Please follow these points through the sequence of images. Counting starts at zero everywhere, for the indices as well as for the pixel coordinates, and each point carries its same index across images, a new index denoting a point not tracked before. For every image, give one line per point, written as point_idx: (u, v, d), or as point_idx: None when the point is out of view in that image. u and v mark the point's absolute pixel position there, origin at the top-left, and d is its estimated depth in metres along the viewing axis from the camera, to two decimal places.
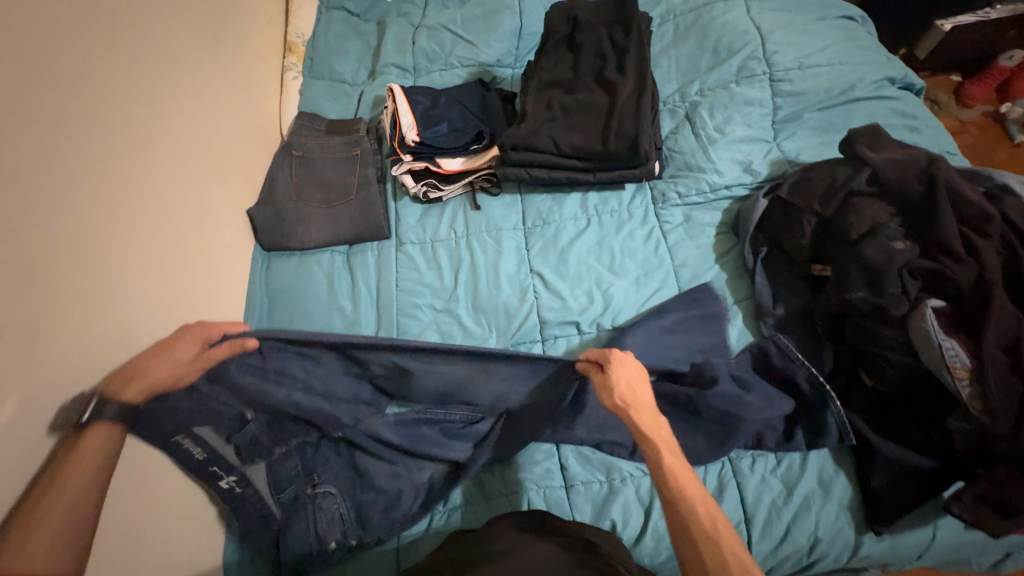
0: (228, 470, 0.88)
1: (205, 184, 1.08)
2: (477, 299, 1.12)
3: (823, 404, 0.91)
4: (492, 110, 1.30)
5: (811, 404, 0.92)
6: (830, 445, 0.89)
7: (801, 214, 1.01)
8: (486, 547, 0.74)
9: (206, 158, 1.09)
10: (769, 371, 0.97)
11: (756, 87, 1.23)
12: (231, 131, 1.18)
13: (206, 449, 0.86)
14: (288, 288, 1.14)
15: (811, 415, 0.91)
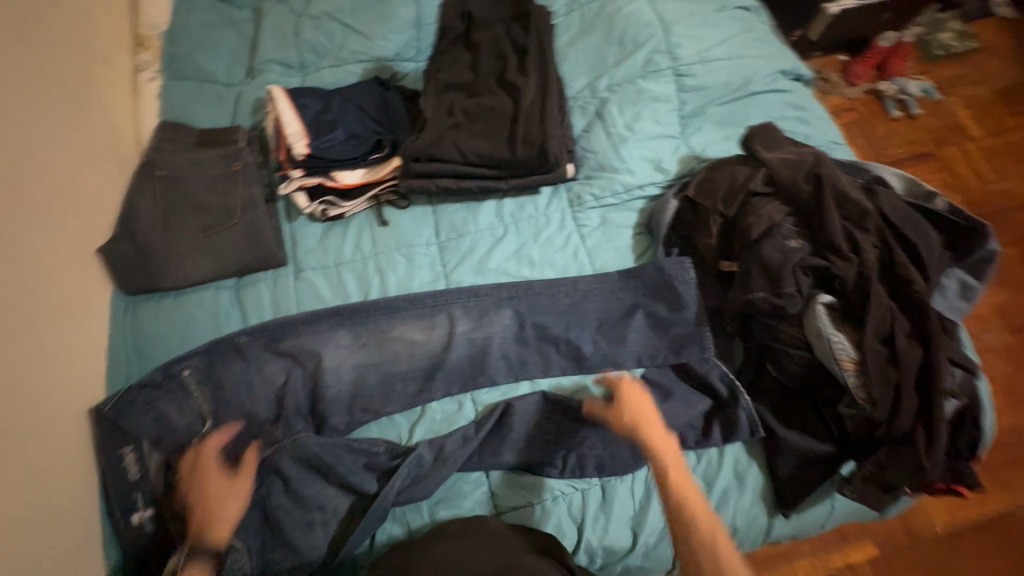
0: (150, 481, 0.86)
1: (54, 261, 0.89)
2: (386, 326, 1.03)
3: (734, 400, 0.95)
4: (393, 114, 1.19)
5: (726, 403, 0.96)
6: (743, 439, 0.93)
7: (706, 214, 1.03)
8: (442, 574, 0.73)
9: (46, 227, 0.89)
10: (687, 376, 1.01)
11: (662, 83, 1.21)
12: (56, 155, 0.94)
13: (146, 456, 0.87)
14: (164, 336, 0.98)
15: (724, 413, 0.95)
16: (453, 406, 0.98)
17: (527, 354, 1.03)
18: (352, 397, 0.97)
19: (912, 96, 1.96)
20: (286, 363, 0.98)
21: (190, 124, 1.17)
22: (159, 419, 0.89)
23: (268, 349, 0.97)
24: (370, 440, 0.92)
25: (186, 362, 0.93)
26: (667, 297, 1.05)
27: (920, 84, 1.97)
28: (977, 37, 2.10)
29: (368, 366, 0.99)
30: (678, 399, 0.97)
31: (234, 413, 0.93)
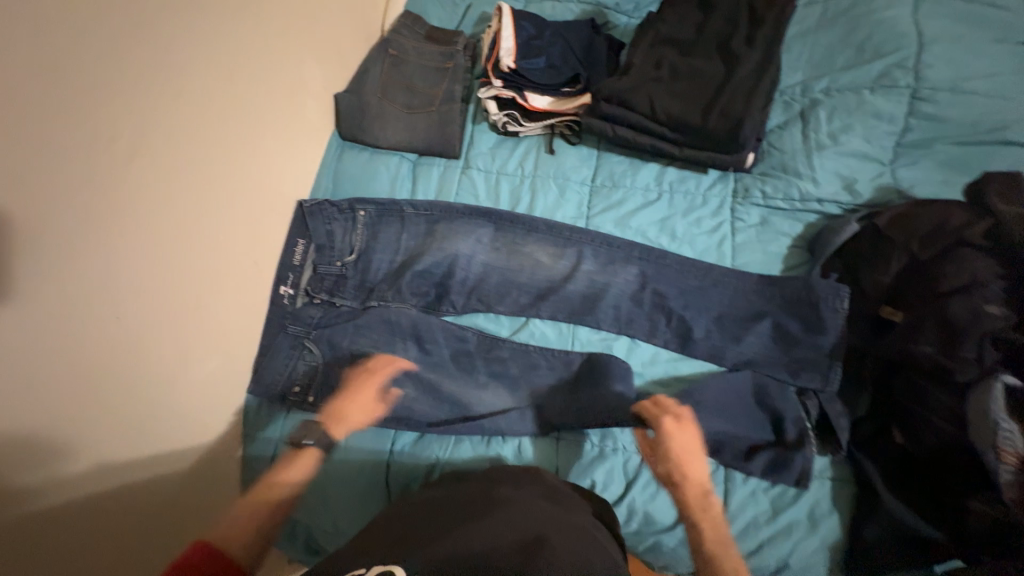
0: (298, 269, 1.04)
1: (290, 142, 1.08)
2: (518, 241, 1.11)
3: (801, 444, 0.89)
4: (595, 56, 1.23)
5: (787, 448, 0.89)
6: (788, 482, 0.87)
7: (892, 250, 0.93)
8: (495, 490, 0.79)
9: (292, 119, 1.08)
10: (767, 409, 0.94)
11: (893, 101, 1.09)
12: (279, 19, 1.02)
13: (306, 251, 1.05)
14: (351, 181, 1.16)
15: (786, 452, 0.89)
16: (553, 330, 1.04)
17: (637, 315, 1.04)
18: (473, 286, 1.07)
19: None
20: (428, 239, 1.08)
21: (426, 19, 1.34)
22: (329, 234, 1.06)
23: (425, 224, 1.10)
24: (475, 332, 1.03)
25: (365, 206, 1.09)
26: (802, 317, 0.98)
27: None
28: None
29: (495, 266, 1.09)
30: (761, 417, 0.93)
31: (377, 259, 1.06)
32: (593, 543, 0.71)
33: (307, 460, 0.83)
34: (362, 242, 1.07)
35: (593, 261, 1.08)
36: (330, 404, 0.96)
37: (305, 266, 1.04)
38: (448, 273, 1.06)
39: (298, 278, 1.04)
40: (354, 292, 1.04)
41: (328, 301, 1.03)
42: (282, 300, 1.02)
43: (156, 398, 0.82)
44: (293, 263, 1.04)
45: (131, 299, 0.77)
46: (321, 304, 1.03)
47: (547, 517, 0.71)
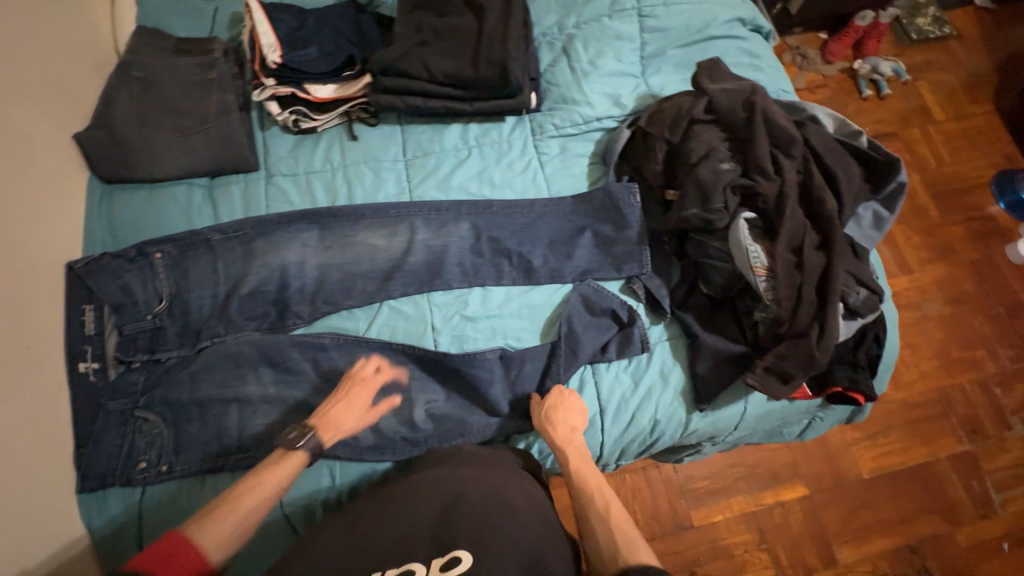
0: (100, 339, 0.91)
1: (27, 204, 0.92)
2: (347, 235, 1.08)
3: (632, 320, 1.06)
4: (367, 35, 1.23)
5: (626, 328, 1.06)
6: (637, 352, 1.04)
7: (655, 142, 1.11)
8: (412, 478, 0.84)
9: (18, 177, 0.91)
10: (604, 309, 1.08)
11: (626, 23, 1.27)
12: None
13: (101, 317, 0.92)
14: (138, 227, 1.03)
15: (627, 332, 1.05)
16: (408, 305, 1.06)
17: (482, 264, 1.11)
18: (315, 291, 1.03)
19: (884, 76, 2.00)
20: (248, 261, 1.01)
21: (167, 31, 1.20)
22: (124, 289, 0.94)
23: (240, 246, 1.02)
24: (331, 335, 0.99)
25: (160, 247, 0.98)
26: (611, 220, 1.13)
27: (892, 64, 2.01)
28: (951, 24, 2.14)
29: (332, 265, 1.05)
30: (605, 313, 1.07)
31: (194, 299, 0.96)
32: (514, 485, 0.83)
33: (295, 462, 0.84)
34: (169, 285, 0.96)
35: (426, 229, 1.11)
36: (194, 461, 0.88)
37: (108, 333, 0.92)
38: (282, 287, 1.01)
39: (101, 348, 0.91)
40: (179, 340, 0.94)
41: (150, 360, 0.92)
42: (87, 378, 0.89)
43: None
44: (89, 334, 0.91)
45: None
46: (143, 366, 0.92)
47: (465, 483, 0.81)
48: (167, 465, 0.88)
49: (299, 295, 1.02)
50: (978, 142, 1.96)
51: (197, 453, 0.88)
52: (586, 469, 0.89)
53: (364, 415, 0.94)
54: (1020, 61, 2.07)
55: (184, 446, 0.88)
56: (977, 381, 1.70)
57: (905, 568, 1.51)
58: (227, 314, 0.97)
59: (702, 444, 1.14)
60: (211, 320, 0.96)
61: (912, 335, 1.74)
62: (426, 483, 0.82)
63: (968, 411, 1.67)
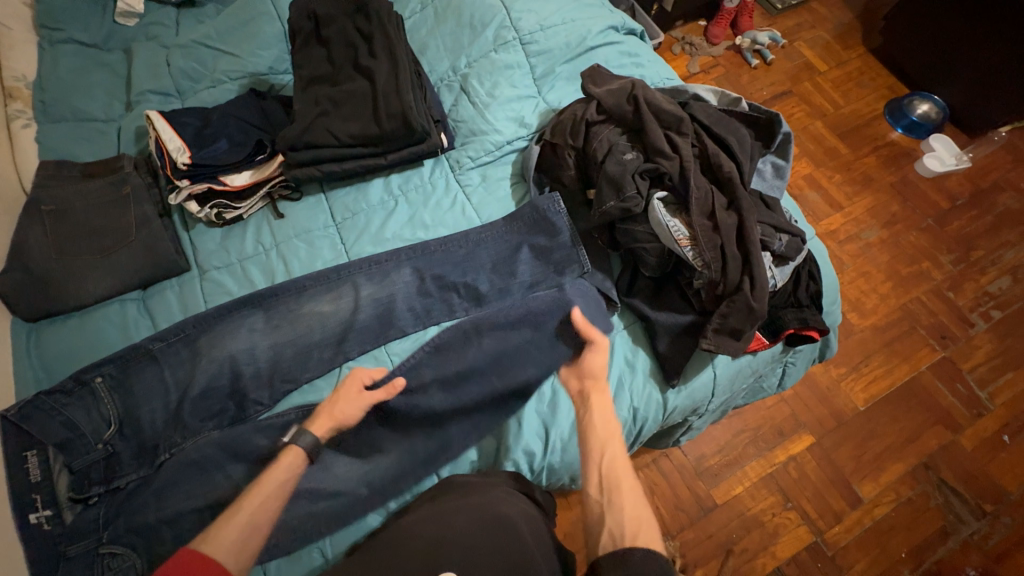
0: (51, 483, 0.87)
1: None
2: (292, 309, 1.08)
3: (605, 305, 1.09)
4: (272, 118, 1.28)
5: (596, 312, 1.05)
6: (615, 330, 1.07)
7: (562, 150, 1.18)
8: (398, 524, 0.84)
9: None
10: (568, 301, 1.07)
11: (512, 53, 1.37)
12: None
13: (49, 459, 0.88)
14: (74, 356, 1.01)
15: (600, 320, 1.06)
16: (369, 362, 1.06)
17: (431, 303, 1.13)
18: (271, 372, 1.02)
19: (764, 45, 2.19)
20: (194, 361, 0.99)
21: (72, 160, 1.21)
22: (66, 424, 0.90)
23: (184, 348, 0.99)
24: (297, 409, 0.98)
25: (98, 370, 0.94)
26: (542, 230, 1.18)
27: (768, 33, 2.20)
28: None
29: (283, 342, 1.04)
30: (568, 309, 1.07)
31: (145, 413, 0.94)
32: (507, 502, 0.85)
33: (293, 459, 0.89)
34: (115, 408, 0.93)
35: (370, 284, 1.13)
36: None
37: (56, 474, 0.88)
38: (235, 378, 0.99)
39: (50, 494, 0.86)
40: (136, 461, 0.92)
41: (111, 488, 0.90)
42: (40, 528, 0.84)
43: None
44: (35, 482, 0.86)
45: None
46: (103, 498, 0.89)
47: (455, 513, 0.81)
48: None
49: (257, 381, 1.00)
50: (862, 81, 2.15)
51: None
52: (602, 428, 0.91)
53: (361, 396, 0.94)
54: (874, 6, 2.31)
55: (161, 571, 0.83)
56: (931, 291, 1.80)
57: (924, 485, 1.54)
58: (182, 419, 0.94)
59: (690, 419, 1.16)
60: (168, 430, 0.93)
61: (861, 265, 1.83)
62: (415, 525, 0.81)
63: (932, 320, 1.76)
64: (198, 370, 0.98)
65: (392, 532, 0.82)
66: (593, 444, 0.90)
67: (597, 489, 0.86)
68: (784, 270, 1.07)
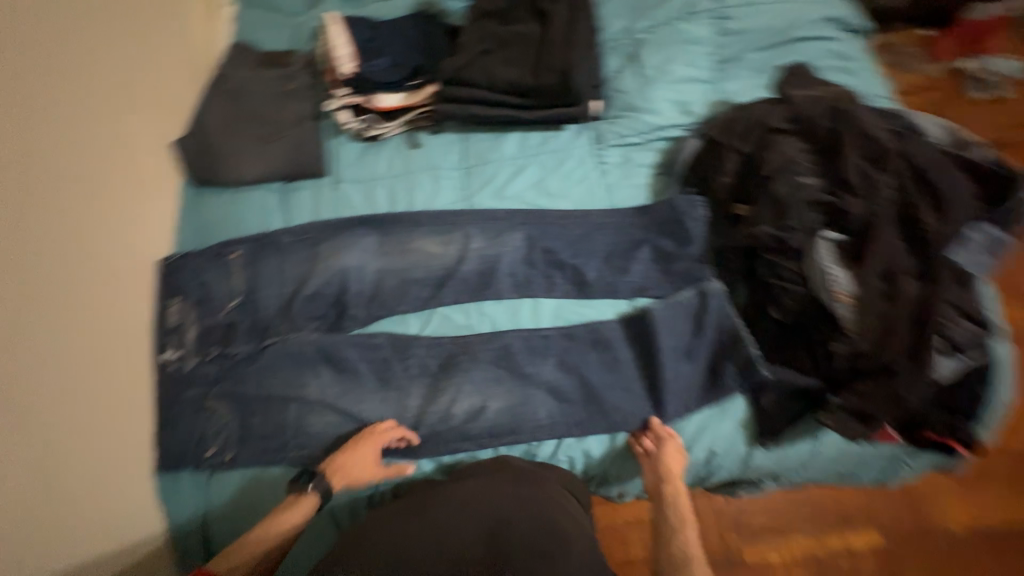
0: (183, 331, 1.01)
1: (117, 213, 0.99)
2: (403, 240, 1.11)
3: (732, 341, 0.97)
4: (433, 45, 1.26)
5: (729, 344, 0.97)
6: (732, 389, 0.95)
7: (725, 151, 1.04)
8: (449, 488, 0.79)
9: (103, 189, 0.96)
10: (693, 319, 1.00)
11: (700, 26, 1.21)
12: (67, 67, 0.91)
13: (185, 309, 1.02)
14: (219, 227, 1.12)
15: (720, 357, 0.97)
16: (460, 314, 1.07)
17: (534, 275, 1.09)
18: (372, 295, 1.06)
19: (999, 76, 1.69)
20: (311, 264, 1.06)
21: (254, 45, 1.30)
22: (203, 286, 1.03)
23: (306, 249, 1.07)
24: (387, 336, 1.03)
25: (236, 247, 1.06)
26: (671, 234, 1.07)
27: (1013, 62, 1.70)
28: None
29: (389, 270, 1.08)
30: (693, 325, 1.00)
31: (263, 297, 1.03)
32: (564, 511, 0.77)
33: (306, 507, 0.84)
34: (241, 284, 1.03)
35: (479, 239, 1.11)
36: (252, 454, 0.94)
37: (188, 325, 1.01)
38: (341, 291, 1.06)
39: (178, 339, 1.00)
40: (247, 336, 1.01)
41: (223, 352, 0.99)
42: (166, 366, 0.98)
43: (64, 529, 0.76)
44: (169, 325, 1.01)
45: (4, 421, 0.70)
46: (216, 358, 0.99)
47: (512, 503, 0.75)
48: (229, 455, 0.94)
49: (359, 298, 1.06)
50: None
51: (258, 444, 0.94)
52: (679, 511, 0.87)
53: (372, 465, 0.91)
54: None
55: (247, 439, 0.94)
56: None
57: None
58: (292, 313, 1.02)
59: (763, 484, 1.03)
60: (276, 319, 1.02)
61: None
62: (467, 503, 0.74)
63: None
64: (314, 272, 1.06)
65: (444, 493, 0.77)
66: (669, 526, 0.86)
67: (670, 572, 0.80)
68: (959, 361, 0.86)
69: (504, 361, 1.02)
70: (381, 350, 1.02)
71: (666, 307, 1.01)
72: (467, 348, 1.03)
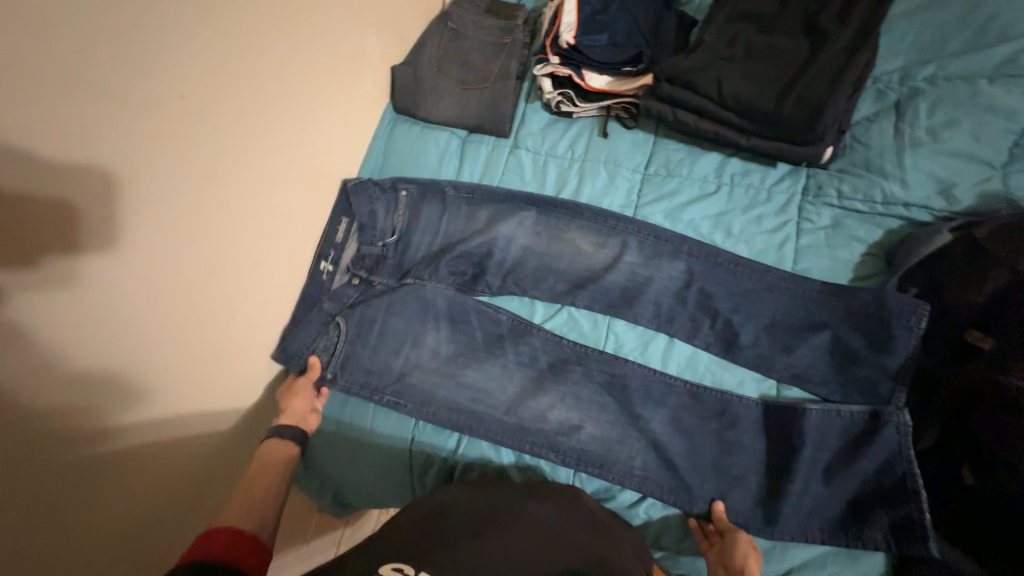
0: (340, 250, 1.06)
1: (339, 124, 1.08)
2: (559, 226, 1.07)
3: (898, 492, 0.79)
4: (663, 33, 1.16)
5: (888, 491, 0.80)
6: (875, 543, 0.79)
7: (987, 267, 0.81)
8: (520, 507, 0.73)
9: (337, 100, 1.07)
10: (852, 441, 0.84)
11: (1015, 93, 0.93)
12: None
13: (347, 233, 1.07)
14: (401, 159, 1.18)
15: (872, 497, 0.81)
16: (588, 321, 1.02)
17: (680, 313, 1.00)
18: (511, 271, 1.05)
19: None
20: (467, 220, 1.08)
21: None
22: (370, 214, 1.07)
23: (467, 206, 1.09)
24: (510, 314, 1.03)
25: (407, 185, 1.09)
26: (869, 332, 0.88)
27: None
28: None
29: (537, 252, 1.06)
30: (851, 450, 0.84)
31: (416, 239, 1.08)
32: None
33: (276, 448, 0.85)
34: (404, 222, 1.08)
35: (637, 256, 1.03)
36: (354, 383, 1.00)
37: (348, 245, 1.07)
38: (485, 256, 1.06)
39: (339, 254, 1.06)
40: (390, 271, 1.08)
41: (365, 280, 1.07)
42: (321, 275, 1.05)
43: (209, 369, 0.88)
44: (335, 241, 1.06)
45: (199, 250, 0.81)
46: (359, 283, 1.06)
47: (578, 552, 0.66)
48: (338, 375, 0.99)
49: (500, 269, 1.06)
50: None
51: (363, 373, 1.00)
52: None
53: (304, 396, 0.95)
54: None
55: (360, 360, 1.01)
56: None
57: None
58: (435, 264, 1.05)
59: None
60: (420, 263, 1.07)
61: None
62: (533, 535, 0.66)
63: None
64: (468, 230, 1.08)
65: (517, 515, 0.70)
66: None
67: None
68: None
69: (615, 389, 0.96)
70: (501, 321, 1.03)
71: (823, 419, 0.86)
72: (584, 359, 0.99)
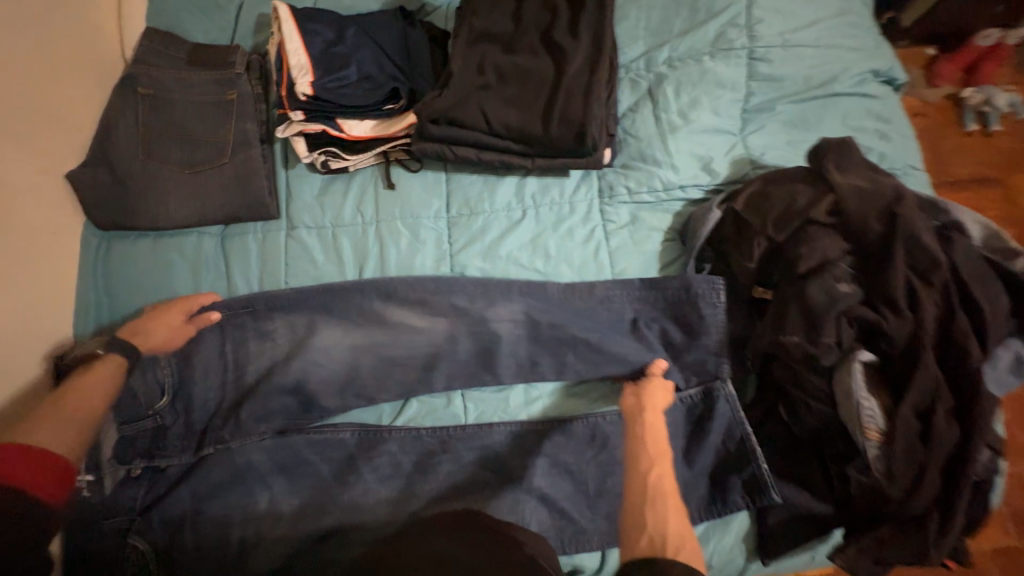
0: None
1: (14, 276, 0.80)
2: (374, 308, 0.93)
3: (744, 455, 0.88)
4: (417, 57, 1.02)
5: (736, 458, 0.89)
6: (741, 507, 0.88)
7: (751, 235, 0.89)
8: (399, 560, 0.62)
9: (3, 241, 0.78)
10: (695, 423, 0.92)
11: (731, 65, 1.03)
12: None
13: None
14: (141, 288, 0.90)
15: (728, 467, 0.89)
16: (441, 400, 0.94)
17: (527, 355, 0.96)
18: (345, 381, 0.90)
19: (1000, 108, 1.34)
20: (265, 340, 0.89)
21: (182, 36, 1.01)
22: None
23: (252, 326, 0.89)
24: (351, 427, 0.88)
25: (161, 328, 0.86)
26: (681, 319, 0.95)
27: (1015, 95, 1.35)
28: None
29: (365, 348, 0.91)
30: (701, 432, 0.91)
31: (198, 392, 0.85)
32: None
33: (110, 368, 0.78)
34: (176, 378, 0.85)
35: (470, 317, 0.94)
36: None
37: None
38: (302, 377, 0.88)
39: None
40: (181, 446, 0.84)
41: (155, 468, 0.83)
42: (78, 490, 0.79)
43: None
44: None
45: None
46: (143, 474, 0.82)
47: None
48: None
49: (320, 384, 0.88)
50: None
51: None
52: (660, 448, 0.77)
53: (181, 326, 0.85)
54: None
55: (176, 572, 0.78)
56: None
57: None
58: (237, 415, 0.85)
59: None
60: (214, 420, 0.85)
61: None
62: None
63: None
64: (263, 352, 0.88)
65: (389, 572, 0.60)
66: (644, 456, 0.76)
67: (637, 498, 0.70)
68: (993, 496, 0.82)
69: (490, 463, 0.91)
70: (344, 438, 0.88)
71: (673, 412, 0.92)
72: (449, 444, 0.91)
